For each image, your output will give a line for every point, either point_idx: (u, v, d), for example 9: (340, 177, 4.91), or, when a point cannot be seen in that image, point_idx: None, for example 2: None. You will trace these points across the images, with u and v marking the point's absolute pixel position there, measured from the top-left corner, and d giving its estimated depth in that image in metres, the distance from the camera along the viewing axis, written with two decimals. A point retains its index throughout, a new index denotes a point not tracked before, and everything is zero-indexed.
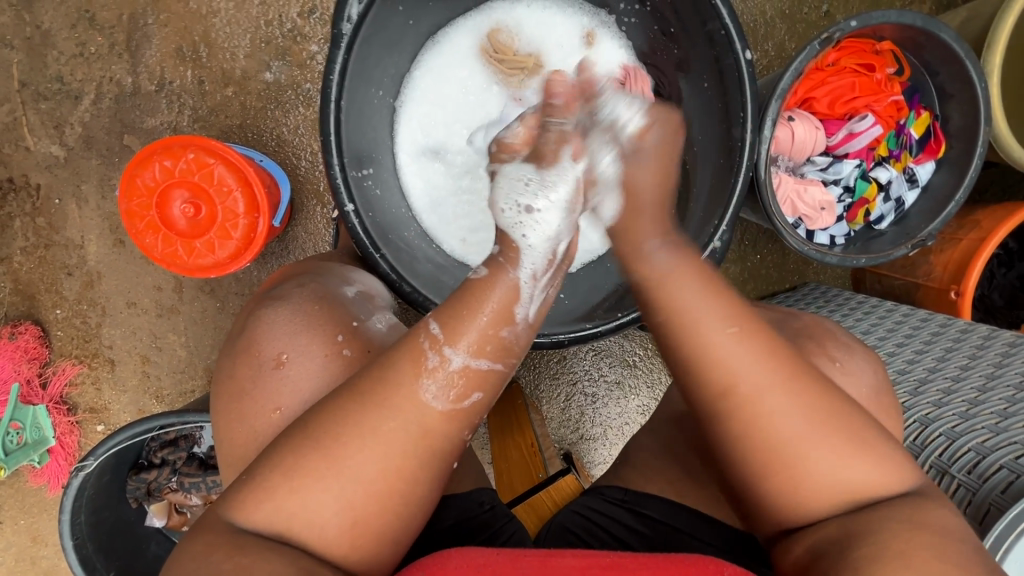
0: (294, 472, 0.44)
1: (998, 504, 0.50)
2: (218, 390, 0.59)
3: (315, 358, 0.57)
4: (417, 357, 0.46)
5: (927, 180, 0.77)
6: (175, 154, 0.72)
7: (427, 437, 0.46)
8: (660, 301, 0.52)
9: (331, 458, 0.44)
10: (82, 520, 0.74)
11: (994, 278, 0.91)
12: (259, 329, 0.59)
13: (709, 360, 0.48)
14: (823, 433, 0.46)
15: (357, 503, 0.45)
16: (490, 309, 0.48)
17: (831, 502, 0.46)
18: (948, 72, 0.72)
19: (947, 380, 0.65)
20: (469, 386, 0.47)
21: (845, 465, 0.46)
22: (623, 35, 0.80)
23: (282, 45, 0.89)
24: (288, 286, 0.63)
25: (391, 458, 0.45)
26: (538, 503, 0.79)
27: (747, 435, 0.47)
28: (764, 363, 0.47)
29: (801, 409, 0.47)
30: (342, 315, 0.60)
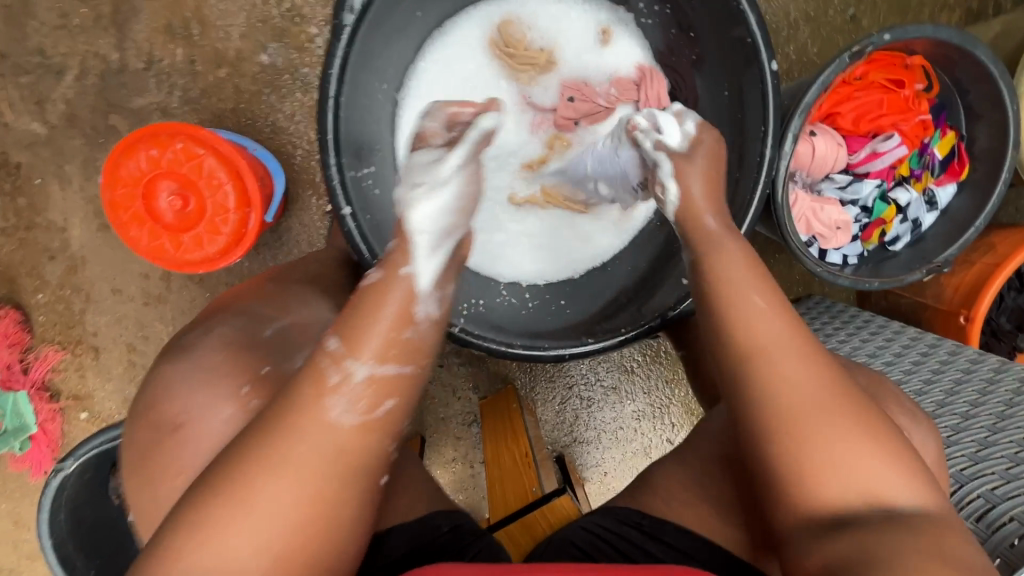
0: (205, 521, 0.41)
1: (1009, 559, 0.50)
2: (124, 458, 0.53)
3: (224, 409, 0.51)
4: (318, 379, 0.43)
5: (947, 203, 0.75)
6: (162, 143, 0.67)
7: (342, 456, 0.43)
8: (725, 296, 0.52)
9: (236, 501, 0.41)
10: (61, 518, 0.72)
11: (1003, 302, 0.89)
12: (162, 390, 0.53)
13: (737, 323, 0.50)
14: (845, 434, 0.46)
15: (292, 547, 0.41)
16: (391, 312, 0.45)
17: (838, 493, 0.46)
18: (979, 91, 0.68)
19: (957, 416, 0.65)
20: (379, 394, 0.44)
21: (867, 455, 0.46)
22: (642, 33, 0.76)
23: (280, 26, 0.84)
24: (193, 334, 0.56)
25: (303, 493, 0.41)
26: (533, 523, 0.77)
27: (770, 407, 0.48)
28: (788, 337, 0.49)
29: (791, 336, 0.49)
30: (250, 360, 0.53)
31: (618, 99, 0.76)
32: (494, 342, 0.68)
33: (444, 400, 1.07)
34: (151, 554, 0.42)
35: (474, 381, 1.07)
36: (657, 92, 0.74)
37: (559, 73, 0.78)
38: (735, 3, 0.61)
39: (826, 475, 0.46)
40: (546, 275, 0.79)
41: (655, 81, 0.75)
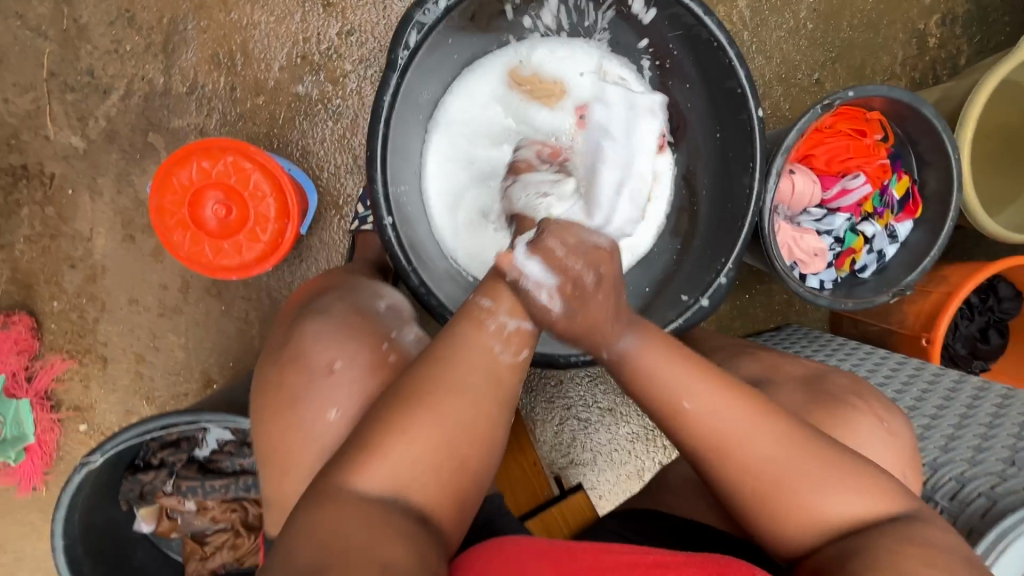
0: (394, 423, 0.48)
1: (979, 529, 0.54)
2: (259, 401, 0.58)
3: (362, 364, 0.57)
4: (477, 323, 0.51)
5: (905, 236, 0.86)
6: (213, 156, 0.73)
7: (492, 395, 0.50)
8: (682, 388, 0.53)
9: (416, 403, 0.48)
10: (75, 519, 0.70)
11: (958, 329, 1.00)
12: (307, 340, 0.59)
13: (687, 448, 0.54)
14: (796, 459, 0.52)
15: (462, 446, 0.49)
16: (506, 283, 0.53)
17: (818, 525, 0.51)
18: (928, 143, 0.81)
19: (927, 417, 0.72)
20: (520, 342, 0.52)
21: (824, 497, 0.51)
22: (639, 74, 0.84)
23: (318, 61, 0.92)
24: (328, 300, 0.63)
25: (463, 408, 0.49)
26: (551, 520, 0.82)
27: (731, 470, 0.52)
28: (715, 395, 0.53)
29: (728, 410, 0.53)
30: (375, 330, 0.60)
31: None
32: None
33: None
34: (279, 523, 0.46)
35: None
36: None
37: (571, 100, 0.83)
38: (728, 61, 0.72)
39: (779, 519, 0.51)
40: None
41: None
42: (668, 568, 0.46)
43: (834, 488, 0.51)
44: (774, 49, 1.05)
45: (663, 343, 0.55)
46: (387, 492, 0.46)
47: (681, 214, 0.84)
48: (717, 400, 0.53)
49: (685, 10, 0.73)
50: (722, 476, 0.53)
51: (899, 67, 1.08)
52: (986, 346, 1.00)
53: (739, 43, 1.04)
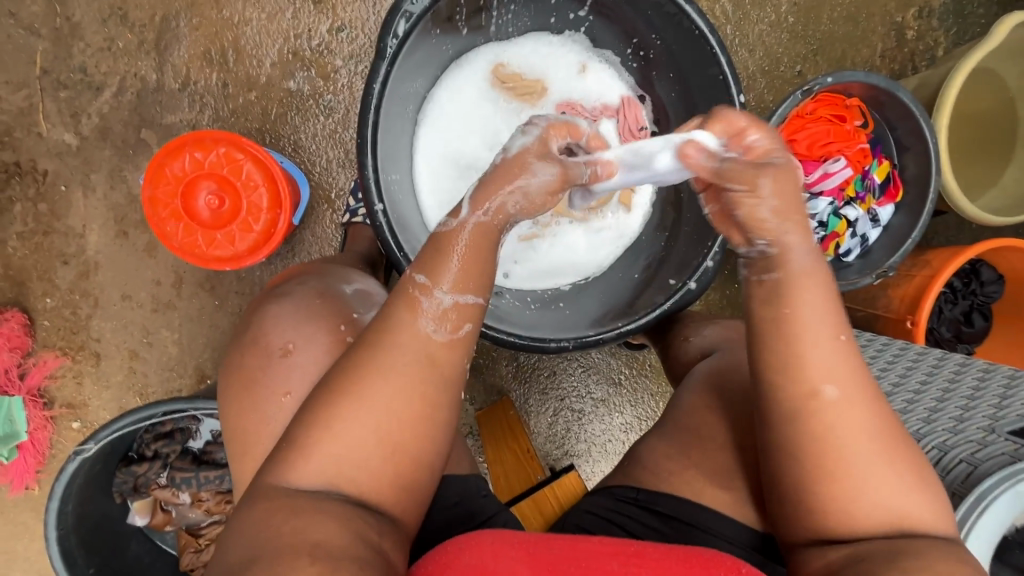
0: (324, 413, 0.47)
1: (959, 491, 0.55)
2: (225, 381, 0.63)
3: (320, 342, 0.61)
4: (411, 302, 0.50)
5: (887, 220, 0.88)
6: (205, 146, 0.74)
7: (436, 366, 0.50)
8: (789, 294, 0.51)
9: (348, 394, 0.48)
10: (69, 509, 0.70)
11: (943, 313, 1.02)
12: (267, 322, 0.63)
13: (798, 370, 0.50)
14: (878, 450, 0.48)
15: (400, 435, 0.48)
16: (459, 251, 0.52)
17: (865, 520, 0.48)
18: (906, 128, 0.84)
19: (910, 392, 0.74)
20: (460, 317, 0.51)
21: (876, 488, 0.48)
22: (621, 69, 0.88)
23: (309, 57, 0.94)
24: (290, 285, 0.67)
25: (403, 389, 0.48)
26: (542, 500, 0.77)
27: (811, 437, 0.49)
28: (848, 373, 0.50)
29: (850, 378, 0.50)
30: (334, 312, 0.63)
31: (601, 114, 0.88)
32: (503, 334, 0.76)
33: None
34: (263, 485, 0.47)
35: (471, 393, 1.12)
36: (635, 116, 0.87)
37: (552, 98, 0.88)
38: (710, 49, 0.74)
39: (842, 494, 0.48)
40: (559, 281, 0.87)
41: (633, 107, 0.87)
42: (647, 558, 0.45)
43: (894, 479, 0.48)
44: (756, 42, 1.07)
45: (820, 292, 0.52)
46: (319, 486, 0.46)
47: (666, 201, 0.87)
48: (843, 357, 0.50)
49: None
50: (797, 426, 0.50)
51: (878, 59, 1.10)
52: (970, 330, 1.02)
53: (723, 36, 1.07)
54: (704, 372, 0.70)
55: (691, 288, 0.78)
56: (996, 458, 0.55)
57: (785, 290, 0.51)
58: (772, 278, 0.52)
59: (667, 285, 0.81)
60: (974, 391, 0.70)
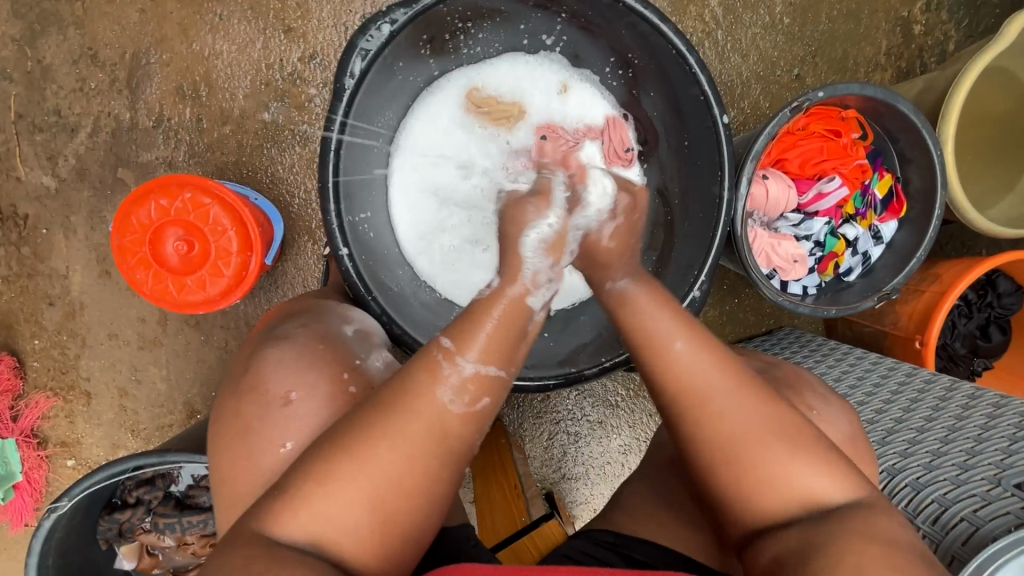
0: (325, 476, 0.45)
1: (960, 556, 0.53)
2: (215, 431, 0.58)
3: (320, 394, 0.57)
4: (432, 369, 0.48)
5: (891, 237, 0.83)
6: (171, 193, 0.73)
7: (446, 438, 0.47)
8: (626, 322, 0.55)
9: (358, 456, 0.45)
10: (49, 564, 0.70)
11: (956, 328, 0.95)
12: (263, 367, 0.58)
13: (669, 350, 0.53)
14: (774, 431, 0.51)
15: (394, 504, 0.45)
16: (497, 314, 0.51)
17: (780, 501, 0.50)
18: (908, 138, 0.78)
19: (912, 431, 0.70)
20: (480, 390, 0.49)
21: (787, 466, 0.50)
22: (603, 88, 0.84)
23: (282, 87, 0.92)
24: (290, 326, 0.62)
25: (408, 455, 0.46)
26: (522, 549, 0.79)
27: (708, 429, 0.52)
28: (707, 350, 0.53)
29: (718, 362, 0.53)
30: (337, 359, 0.59)
31: (585, 135, 0.82)
32: None
33: None
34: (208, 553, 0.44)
35: None
36: (620, 136, 0.81)
37: (530, 121, 0.84)
38: (689, 68, 0.69)
39: (750, 487, 0.50)
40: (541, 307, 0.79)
41: (618, 127, 0.82)
42: None
43: (809, 462, 0.50)
44: (750, 46, 1.02)
45: (656, 291, 0.57)
46: (300, 543, 0.43)
47: (655, 218, 0.79)
48: (692, 349, 0.53)
49: (640, 19, 0.70)
50: (683, 422, 0.53)
51: (883, 57, 1.03)
52: (986, 344, 0.95)
53: (713, 42, 1.01)
54: None
55: None
56: (1000, 519, 0.52)
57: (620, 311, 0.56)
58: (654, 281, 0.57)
59: None
60: (980, 432, 0.64)
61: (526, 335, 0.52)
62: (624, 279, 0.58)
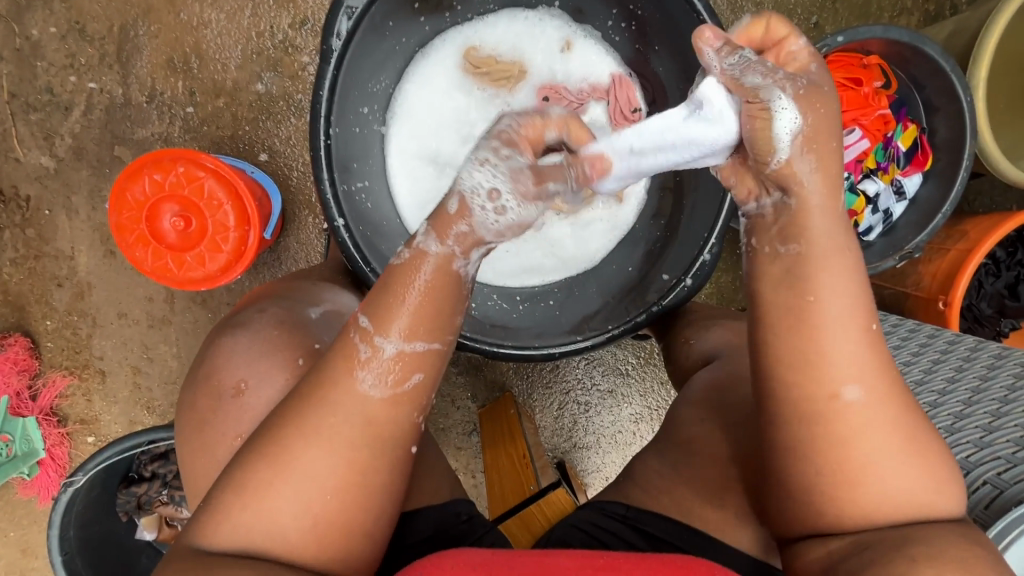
0: (245, 485, 0.43)
1: (982, 521, 0.51)
2: (179, 419, 0.58)
3: (272, 382, 0.55)
4: (349, 353, 0.45)
5: (914, 192, 0.79)
6: (164, 167, 0.72)
7: (378, 430, 0.45)
8: (810, 279, 0.45)
9: (276, 462, 0.44)
10: (70, 535, 0.75)
11: (983, 287, 0.91)
12: (219, 358, 0.58)
13: (821, 359, 0.44)
14: (903, 449, 0.43)
15: (327, 506, 0.44)
16: (418, 286, 0.45)
17: (875, 515, 0.43)
18: (935, 85, 0.73)
19: (934, 394, 0.67)
20: (409, 368, 0.45)
21: (902, 490, 0.43)
22: (607, 43, 0.79)
23: (274, 56, 0.89)
24: (248, 312, 0.61)
25: (345, 458, 0.44)
26: (529, 517, 0.80)
27: (824, 462, 0.44)
28: (870, 365, 0.44)
29: (877, 371, 0.44)
30: (300, 338, 0.58)
31: (589, 96, 0.79)
32: (481, 343, 0.67)
33: (443, 410, 1.02)
34: (214, 514, 0.44)
35: (472, 390, 1.03)
36: (626, 96, 0.78)
37: (531, 81, 0.81)
38: (695, 15, 0.65)
39: (854, 494, 0.43)
40: (550, 279, 0.78)
41: (625, 86, 0.79)
42: (618, 569, 0.40)
43: (921, 483, 0.43)
44: None
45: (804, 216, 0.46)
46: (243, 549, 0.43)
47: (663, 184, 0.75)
48: (863, 353, 0.44)
49: None
50: (784, 424, 0.45)
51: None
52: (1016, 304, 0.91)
53: None
54: (704, 383, 0.64)
55: (687, 284, 0.68)
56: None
57: (804, 272, 0.45)
58: (795, 252, 0.45)
59: (661, 282, 0.70)
60: (1005, 394, 0.61)
61: (459, 309, 0.47)
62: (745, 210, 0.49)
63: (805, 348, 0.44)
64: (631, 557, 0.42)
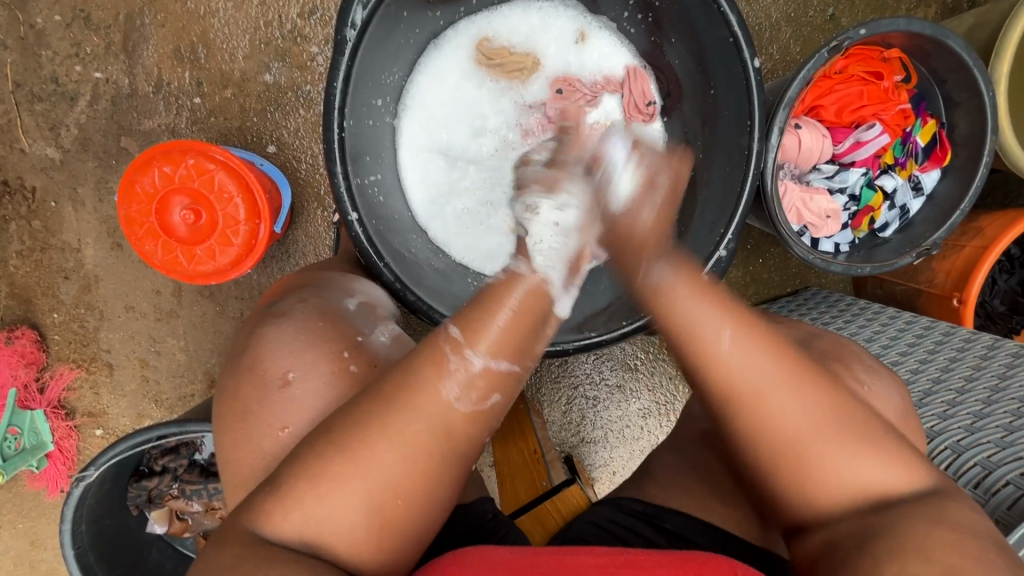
0: (323, 477, 0.42)
1: (1005, 521, 0.51)
2: (217, 406, 0.57)
3: (320, 374, 0.55)
4: (438, 362, 0.45)
5: (932, 188, 0.78)
6: (174, 160, 0.71)
7: (448, 437, 0.45)
8: (677, 295, 0.51)
9: (353, 457, 0.43)
10: (82, 529, 0.74)
11: (996, 284, 0.90)
12: (265, 347, 0.56)
13: (712, 363, 0.48)
14: (834, 428, 0.47)
15: (393, 505, 0.43)
16: (511, 306, 0.47)
17: (838, 493, 0.46)
18: (955, 80, 0.72)
19: (951, 392, 0.67)
20: (490, 387, 0.45)
21: (856, 462, 0.46)
22: (621, 34, 0.78)
23: (282, 46, 0.87)
24: (290, 303, 0.60)
25: (414, 460, 0.43)
26: (544, 514, 0.80)
27: (774, 461, 0.48)
28: (765, 360, 0.48)
29: (770, 363, 0.48)
30: (346, 331, 0.58)
31: (603, 89, 0.78)
32: None
33: None
34: (238, 509, 0.44)
35: None
36: (641, 89, 0.77)
37: (545, 73, 0.79)
38: (715, 4, 0.62)
39: (808, 479, 0.47)
40: None
41: (639, 79, 0.78)
42: (639, 567, 0.40)
43: (864, 456, 0.46)
44: None
45: (696, 278, 0.52)
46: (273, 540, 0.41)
47: None
48: (749, 351, 0.48)
49: None
50: (737, 428, 0.49)
51: None
52: None
53: None
54: None
55: None
56: None
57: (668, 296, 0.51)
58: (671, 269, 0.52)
59: None
60: None
61: (541, 333, 0.49)
62: (662, 268, 0.53)
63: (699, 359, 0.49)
64: (651, 555, 0.42)
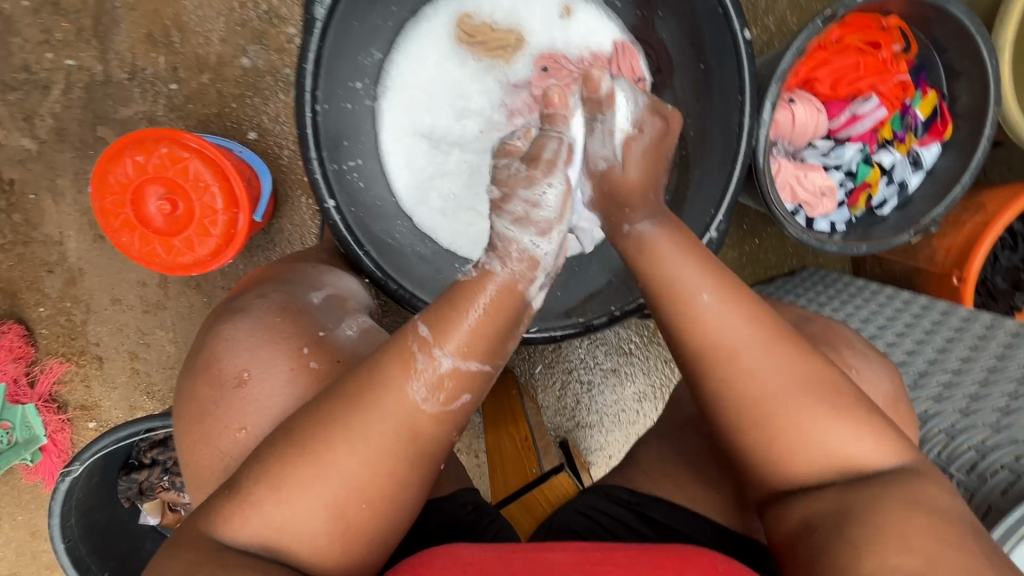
0: (279, 479, 0.42)
1: (997, 505, 0.50)
2: (178, 411, 0.56)
3: (280, 372, 0.53)
4: (405, 360, 0.43)
5: (932, 163, 0.75)
6: (146, 148, 0.69)
7: (415, 438, 0.43)
8: (658, 256, 0.50)
9: (309, 457, 0.42)
10: (72, 523, 0.75)
11: (998, 261, 0.88)
12: (221, 346, 0.55)
13: (694, 307, 0.47)
14: (814, 397, 0.45)
15: (355, 502, 0.42)
16: (482, 304, 0.45)
17: (812, 467, 0.45)
18: (957, 49, 0.69)
19: (948, 372, 0.65)
20: (459, 387, 0.44)
21: (833, 432, 0.45)
22: (607, 8, 0.75)
23: (259, 28, 0.84)
24: (250, 298, 0.59)
25: (371, 456, 0.42)
26: (532, 502, 0.79)
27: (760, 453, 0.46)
28: (745, 319, 0.46)
29: (748, 325, 0.46)
30: (307, 326, 0.57)
31: (591, 66, 0.75)
32: None
33: None
34: (205, 511, 0.43)
35: None
36: (630, 64, 0.73)
37: (529, 50, 0.76)
38: None
39: (785, 459, 0.45)
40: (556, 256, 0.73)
41: (628, 55, 0.74)
42: (616, 565, 0.39)
43: (844, 429, 0.45)
44: None
45: (680, 238, 0.51)
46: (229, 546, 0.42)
47: None
48: (729, 309, 0.46)
49: None
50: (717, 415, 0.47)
51: None
52: None
53: None
54: None
55: None
56: None
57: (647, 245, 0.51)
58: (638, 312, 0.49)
59: None
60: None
61: (514, 333, 0.47)
62: (648, 219, 0.52)
63: (682, 314, 0.47)
64: (628, 550, 0.41)
